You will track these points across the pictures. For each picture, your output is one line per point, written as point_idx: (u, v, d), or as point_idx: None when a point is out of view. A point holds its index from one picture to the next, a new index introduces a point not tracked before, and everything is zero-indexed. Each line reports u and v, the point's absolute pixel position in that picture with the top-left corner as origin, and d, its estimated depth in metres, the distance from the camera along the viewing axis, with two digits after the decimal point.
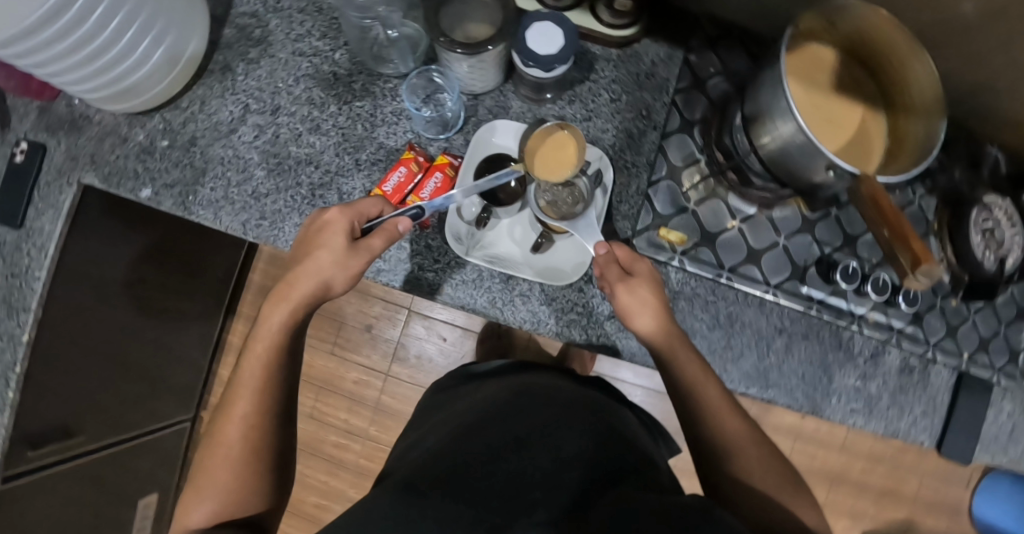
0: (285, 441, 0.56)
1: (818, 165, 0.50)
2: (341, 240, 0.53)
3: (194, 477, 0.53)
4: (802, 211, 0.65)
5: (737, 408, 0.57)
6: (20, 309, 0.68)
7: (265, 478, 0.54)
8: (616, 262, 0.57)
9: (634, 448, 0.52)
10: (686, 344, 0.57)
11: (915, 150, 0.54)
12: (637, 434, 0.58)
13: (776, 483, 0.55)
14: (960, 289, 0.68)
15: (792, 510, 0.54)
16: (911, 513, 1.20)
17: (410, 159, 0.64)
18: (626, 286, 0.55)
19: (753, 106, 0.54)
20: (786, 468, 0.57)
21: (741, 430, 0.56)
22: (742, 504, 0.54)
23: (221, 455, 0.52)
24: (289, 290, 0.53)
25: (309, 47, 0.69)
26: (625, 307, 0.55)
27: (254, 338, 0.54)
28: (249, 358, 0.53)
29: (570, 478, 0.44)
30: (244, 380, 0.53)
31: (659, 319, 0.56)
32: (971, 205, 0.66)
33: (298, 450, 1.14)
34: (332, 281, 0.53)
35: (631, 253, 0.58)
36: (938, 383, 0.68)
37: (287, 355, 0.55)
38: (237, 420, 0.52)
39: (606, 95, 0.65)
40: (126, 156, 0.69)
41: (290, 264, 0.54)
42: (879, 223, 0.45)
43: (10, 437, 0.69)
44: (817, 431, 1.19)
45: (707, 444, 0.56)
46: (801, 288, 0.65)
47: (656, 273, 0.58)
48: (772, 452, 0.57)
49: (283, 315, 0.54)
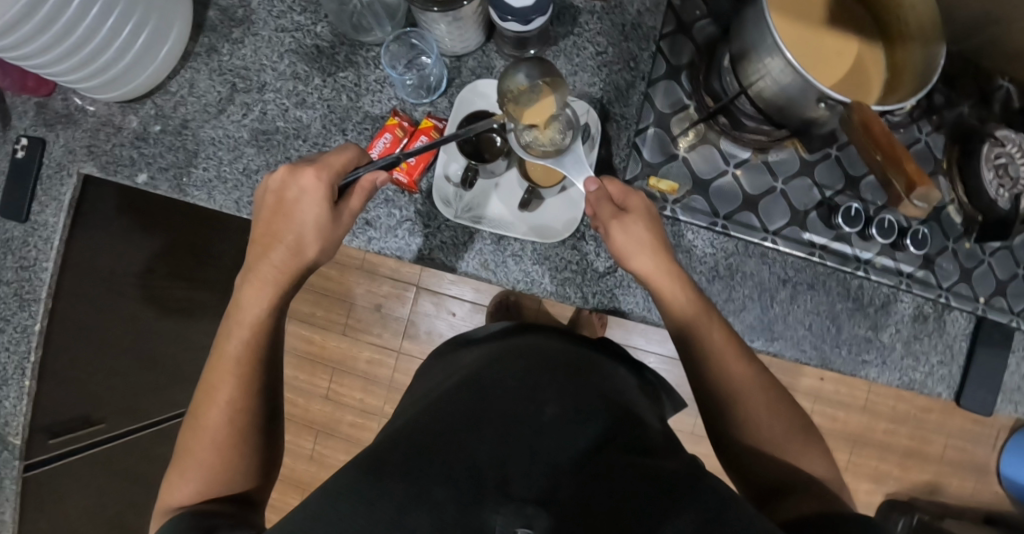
0: (270, 426, 0.56)
1: (810, 98, 0.48)
2: (321, 207, 0.53)
3: (178, 458, 0.53)
4: (800, 152, 0.62)
5: (742, 352, 0.56)
6: (31, 299, 0.70)
7: (253, 458, 0.54)
8: (609, 198, 0.56)
9: (615, 401, 0.53)
10: (688, 286, 0.56)
11: (915, 77, 0.52)
12: (629, 389, 0.58)
13: (784, 431, 0.55)
14: (973, 231, 0.65)
15: (801, 459, 0.54)
16: (936, 474, 1.18)
17: (395, 125, 0.64)
18: (619, 224, 0.55)
19: (740, 45, 0.52)
20: (794, 416, 0.56)
21: (747, 374, 0.55)
22: (748, 455, 0.54)
23: (207, 437, 0.52)
24: (269, 271, 0.55)
25: (291, 23, 0.68)
26: (621, 246, 0.55)
27: (237, 321, 0.55)
28: (231, 342, 0.54)
29: (562, 457, 0.46)
30: (227, 363, 0.54)
31: (656, 255, 0.55)
32: (981, 140, 0.62)
33: (317, 431, 1.16)
34: (312, 253, 0.55)
35: (623, 187, 0.57)
36: (955, 331, 0.66)
37: (269, 339, 0.56)
38: (221, 402, 0.53)
39: (591, 48, 0.64)
40: (122, 144, 0.70)
41: (267, 242, 0.55)
42: (870, 148, 0.43)
43: (31, 426, 0.71)
44: (838, 392, 1.16)
45: (714, 390, 0.56)
46: (802, 235, 0.63)
47: (651, 208, 0.57)
48: (782, 398, 0.56)
49: (264, 295, 0.55)
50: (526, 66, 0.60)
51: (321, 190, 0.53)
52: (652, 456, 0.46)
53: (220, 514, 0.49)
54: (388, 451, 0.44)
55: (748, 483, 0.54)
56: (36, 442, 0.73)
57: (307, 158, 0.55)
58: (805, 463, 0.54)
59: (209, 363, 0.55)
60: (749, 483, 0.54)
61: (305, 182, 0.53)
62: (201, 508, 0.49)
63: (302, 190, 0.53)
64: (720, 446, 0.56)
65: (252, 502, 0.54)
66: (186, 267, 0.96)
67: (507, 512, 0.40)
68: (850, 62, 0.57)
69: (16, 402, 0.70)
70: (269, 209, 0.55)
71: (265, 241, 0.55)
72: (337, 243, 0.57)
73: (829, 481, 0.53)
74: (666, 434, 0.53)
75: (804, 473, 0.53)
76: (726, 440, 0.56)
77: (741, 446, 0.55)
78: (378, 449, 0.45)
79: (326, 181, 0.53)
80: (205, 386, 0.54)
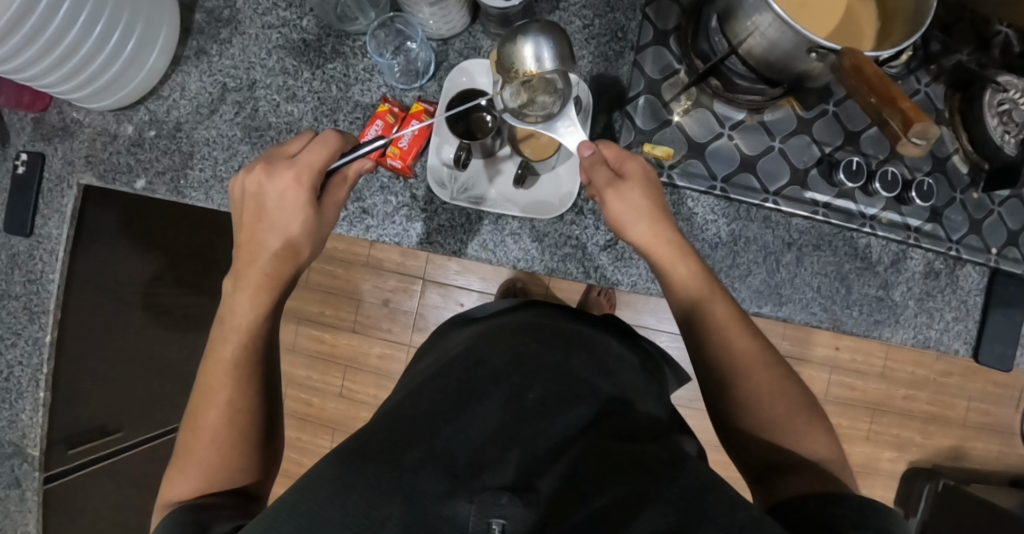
0: (270, 423, 0.56)
1: (800, 49, 0.47)
2: (306, 207, 0.54)
3: (178, 456, 0.53)
4: (796, 111, 0.61)
5: (746, 325, 0.56)
6: (40, 311, 0.70)
7: (254, 454, 0.54)
8: (604, 162, 0.56)
9: (605, 381, 0.52)
10: (687, 254, 0.56)
11: (906, 22, 0.51)
12: (619, 365, 0.57)
13: (787, 409, 0.54)
14: (980, 181, 0.63)
15: (803, 439, 0.53)
16: (960, 438, 1.16)
17: (385, 111, 0.64)
18: (615, 190, 0.55)
19: (726, 4, 0.51)
20: (799, 394, 0.55)
21: (750, 348, 0.55)
22: (747, 432, 0.54)
23: (206, 437, 0.52)
24: (256, 273, 0.55)
25: (277, 19, 0.68)
26: (617, 213, 0.55)
27: (231, 326, 0.55)
28: (225, 345, 0.54)
29: (538, 447, 0.45)
30: (223, 365, 0.54)
31: (653, 223, 0.55)
32: (982, 87, 0.61)
33: (332, 428, 1.17)
34: (298, 251, 0.55)
35: (620, 151, 0.57)
36: (968, 286, 0.65)
37: (263, 341, 0.56)
38: (220, 403, 0.53)
39: (578, 21, 0.64)
40: (119, 152, 0.70)
41: (251, 240, 0.55)
42: (864, 92, 0.42)
43: (49, 438, 0.72)
44: (854, 361, 1.15)
45: (716, 359, 0.55)
46: (804, 194, 0.62)
47: (650, 172, 0.57)
48: (787, 375, 0.55)
49: (258, 299, 0.55)
50: (534, 32, 0.55)
51: (300, 192, 0.53)
52: (634, 441, 0.47)
53: (221, 508, 0.49)
54: (392, 436, 0.44)
55: (748, 460, 0.54)
56: (55, 454, 0.73)
57: (282, 154, 0.55)
58: (806, 444, 0.53)
59: (203, 365, 0.55)
60: (749, 462, 0.54)
61: (283, 185, 0.53)
62: (202, 504, 0.49)
63: (280, 194, 0.53)
64: (719, 420, 0.56)
65: (254, 495, 0.54)
66: (192, 275, 0.97)
67: (479, 501, 0.39)
68: (839, 14, 0.56)
69: (32, 414, 0.70)
70: (251, 213, 0.54)
71: (252, 247, 0.55)
72: (321, 239, 0.58)
73: (831, 462, 0.52)
74: (664, 420, 0.52)
75: (804, 454, 0.52)
76: (726, 415, 0.55)
77: (741, 423, 0.55)
78: (376, 432, 0.45)
79: (306, 183, 0.53)
80: (202, 389, 0.53)
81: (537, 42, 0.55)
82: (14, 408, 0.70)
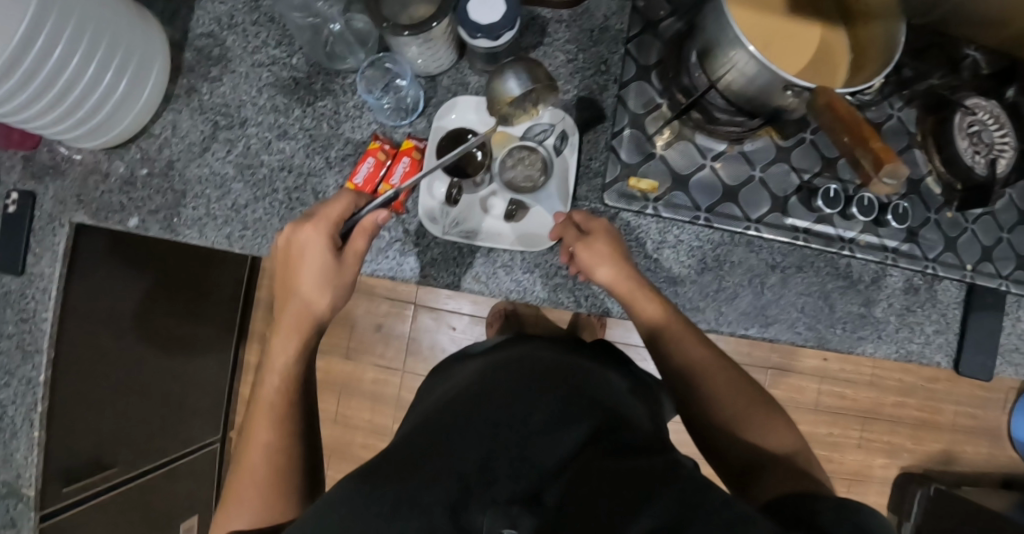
0: (310, 461, 0.57)
1: (777, 87, 0.49)
2: (325, 254, 0.55)
3: (224, 500, 0.53)
4: (775, 139, 0.64)
5: (701, 338, 0.59)
6: (33, 350, 0.69)
7: (296, 492, 0.55)
8: (574, 227, 0.61)
9: (620, 413, 0.54)
10: (647, 290, 0.58)
11: (880, 54, 0.53)
12: (620, 394, 0.58)
13: (745, 406, 0.57)
14: (955, 201, 0.65)
15: (767, 433, 0.55)
16: (949, 442, 1.18)
17: (377, 148, 0.65)
18: (583, 243, 0.58)
19: (706, 41, 0.53)
20: (755, 389, 0.58)
21: (706, 357, 0.58)
22: (719, 436, 0.56)
23: (249, 479, 0.53)
24: (293, 321, 0.58)
25: (267, 57, 0.69)
26: (585, 262, 0.58)
27: (270, 369, 0.57)
28: (266, 387, 0.57)
29: (548, 464, 0.46)
30: (264, 407, 0.56)
31: (617, 267, 0.58)
32: (953, 110, 0.63)
33: (327, 454, 1.16)
34: (326, 298, 0.57)
35: (587, 215, 0.61)
36: (947, 299, 0.68)
37: (302, 382, 0.58)
38: (261, 444, 0.54)
39: (562, 56, 0.66)
40: (111, 191, 0.70)
41: (285, 287, 0.58)
42: (840, 130, 0.43)
43: (44, 474, 0.71)
44: (843, 370, 1.17)
45: (680, 377, 0.58)
46: (784, 220, 0.64)
47: (612, 231, 0.60)
48: (740, 374, 0.59)
49: (292, 343, 0.58)
50: (511, 68, 0.61)
51: (323, 240, 0.55)
52: (635, 453, 0.46)
53: None
54: (373, 467, 0.45)
55: (727, 464, 0.56)
56: (50, 492, 0.72)
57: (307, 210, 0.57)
58: (772, 438, 0.55)
59: (247, 410, 0.57)
60: (726, 467, 0.56)
61: (305, 235, 0.55)
62: None
63: (305, 244, 0.55)
64: (694, 428, 0.59)
65: None
66: (182, 304, 0.98)
67: (494, 515, 0.40)
68: (814, 46, 0.58)
69: (26, 453, 0.68)
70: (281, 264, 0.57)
71: (285, 295, 0.58)
72: (349, 287, 0.59)
73: (800, 454, 0.54)
74: (655, 436, 0.52)
75: (770, 448, 0.54)
76: (702, 425, 0.58)
77: (715, 430, 0.57)
78: (375, 463, 0.45)
79: (324, 231, 0.55)
80: (245, 431, 0.55)
81: (517, 76, 0.61)
82: (8, 448, 0.68)
